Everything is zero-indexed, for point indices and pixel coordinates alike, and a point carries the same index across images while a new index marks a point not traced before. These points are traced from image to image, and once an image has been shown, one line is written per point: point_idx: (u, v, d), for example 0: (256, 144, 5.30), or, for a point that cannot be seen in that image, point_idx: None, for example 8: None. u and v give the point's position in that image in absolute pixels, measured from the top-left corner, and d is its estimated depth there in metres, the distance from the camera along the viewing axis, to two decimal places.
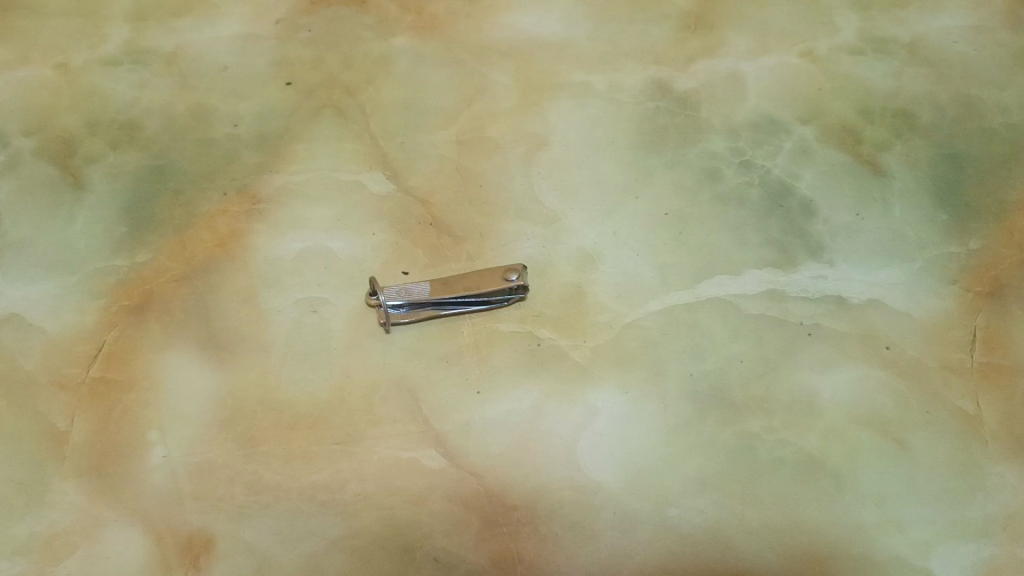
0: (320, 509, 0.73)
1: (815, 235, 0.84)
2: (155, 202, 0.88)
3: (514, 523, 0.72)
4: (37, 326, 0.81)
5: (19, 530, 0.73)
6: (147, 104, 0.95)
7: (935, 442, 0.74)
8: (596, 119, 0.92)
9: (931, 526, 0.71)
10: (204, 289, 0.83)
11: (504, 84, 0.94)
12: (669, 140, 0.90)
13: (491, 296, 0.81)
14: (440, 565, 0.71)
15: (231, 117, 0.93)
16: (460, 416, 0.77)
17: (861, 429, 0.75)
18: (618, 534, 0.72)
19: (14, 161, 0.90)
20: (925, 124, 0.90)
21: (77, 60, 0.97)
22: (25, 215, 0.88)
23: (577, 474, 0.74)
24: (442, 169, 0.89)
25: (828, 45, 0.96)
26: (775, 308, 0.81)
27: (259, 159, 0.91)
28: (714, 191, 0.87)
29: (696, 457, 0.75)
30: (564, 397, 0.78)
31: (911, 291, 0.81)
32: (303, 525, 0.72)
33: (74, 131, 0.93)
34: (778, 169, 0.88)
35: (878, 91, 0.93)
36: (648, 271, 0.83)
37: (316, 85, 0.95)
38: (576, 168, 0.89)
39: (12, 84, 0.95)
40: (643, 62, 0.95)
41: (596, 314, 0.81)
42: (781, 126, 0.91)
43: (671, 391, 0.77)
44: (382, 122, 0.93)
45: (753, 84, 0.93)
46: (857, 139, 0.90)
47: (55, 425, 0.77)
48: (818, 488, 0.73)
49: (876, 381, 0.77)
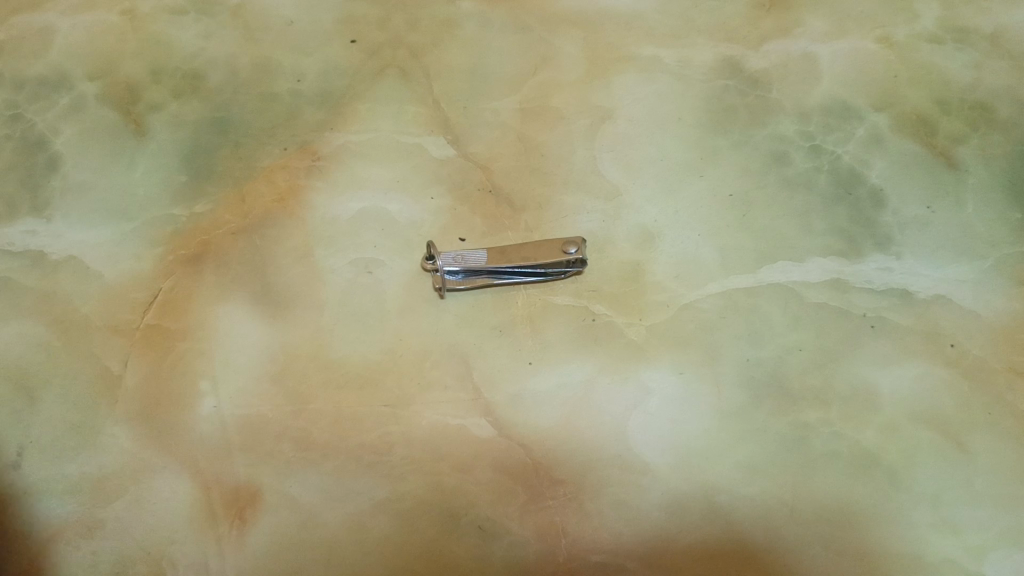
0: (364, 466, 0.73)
1: (883, 226, 0.82)
2: (215, 154, 0.88)
3: (560, 497, 0.72)
4: (95, 271, 0.82)
5: (69, 471, 0.74)
6: (211, 54, 0.94)
7: (995, 446, 0.73)
8: (664, 94, 0.90)
9: (986, 530, 0.70)
10: (260, 243, 0.83)
11: (571, 55, 0.92)
12: (737, 120, 0.88)
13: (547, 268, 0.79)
14: (484, 534, 0.71)
15: (294, 72, 0.93)
16: (510, 387, 0.76)
17: (919, 426, 0.74)
18: (665, 515, 0.71)
19: (78, 105, 0.91)
20: (1003, 118, 0.87)
21: (144, 7, 0.97)
22: (86, 159, 0.88)
23: (626, 452, 0.74)
24: (503, 137, 0.88)
25: (907, 32, 0.92)
26: (838, 298, 0.79)
27: (320, 117, 0.90)
28: (781, 176, 0.85)
29: (748, 443, 0.74)
30: (616, 374, 0.77)
31: (979, 288, 0.79)
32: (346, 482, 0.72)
33: (138, 77, 0.93)
34: (848, 156, 0.86)
35: (956, 82, 0.89)
36: (709, 252, 0.82)
37: (381, 45, 0.94)
38: (640, 144, 0.87)
39: (78, 27, 0.95)
40: (714, 39, 0.93)
41: (653, 293, 0.80)
42: (854, 112, 0.88)
43: (726, 376, 0.76)
44: (445, 86, 0.91)
45: (827, 68, 0.91)
46: (932, 130, 0.87)
47: (108, 368, 0.78)
48: (873, 484, 0.72)
49: (938, 379, 0.75)
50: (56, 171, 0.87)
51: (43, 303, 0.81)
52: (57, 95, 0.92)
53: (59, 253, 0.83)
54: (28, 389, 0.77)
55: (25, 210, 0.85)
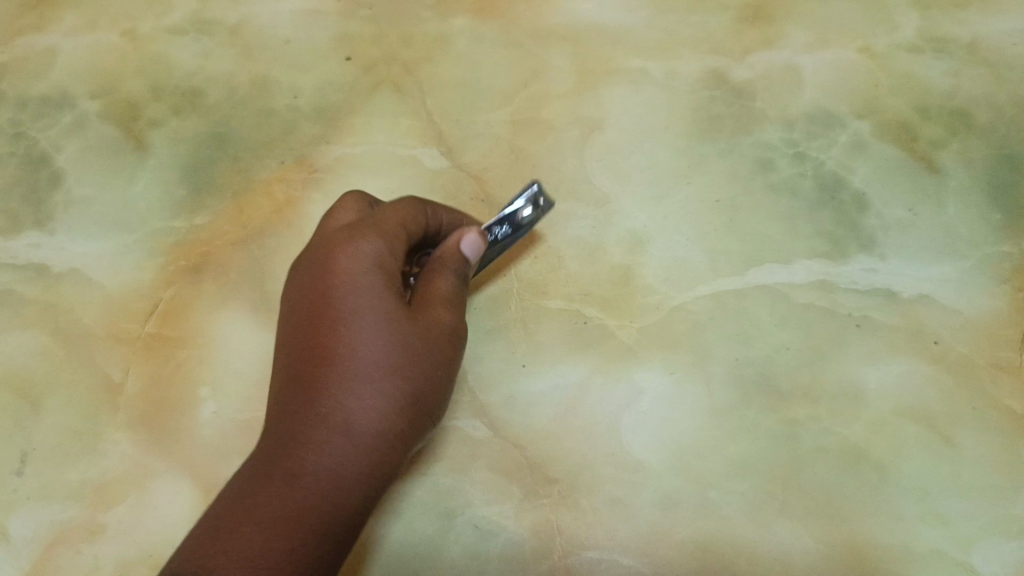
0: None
1: (868, 229, 0.84)
2: (215, 168, 0.90)
3: (555, 495, 0.74)
4: (97, 282, 0.84)
5: (72, 476, 0.75)
6: (210, 72, 0.96)
7: (981, 439, 0.74)
8: (652, 105, 0.92)
9: (972, 521, 0.71)
10: (259, 253, 0.85)
11: (561, 67, 0.94)
12: (724, 128, 0.90)
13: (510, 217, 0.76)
14: (480, 532, 0.73)
15: (291, 88, 0.95)
16: (505, 388, 0.78)
17: (906, 421, 0.75)
18: (659, 512, 0.73)
19: (80, 123, 0.93)
20: (982, 124, 0.90)
21: (144, 27, 0.99)
22: (89, 174, 0.90)
23: (619, 451, 0.75)
24: (496, 148, 0.90)
25: (888, 42, 0.95)
26: (825, 299, 0.81)
27: (317, 131, 0.92)
28: (767, 181, 0.87)
29: (739, 440, 0.75)
30: (608, 375, 0.78)
31: (961, 288, 0.81)
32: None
33: (138, 95, 0.95)
34: (832, 161, 0.88)
35: (936, 90, 0.92)
36: (698, 255, 0.83)
37: (375, 61, 0.96)
38: (629, 152, 0.89)
39: (79, 48, 0.98)
40: (700, 51, 0.95)
41: (643, 296, 0.82)
42: (837, 120, 0.90)
43: (716, 375, 0.78)
44: (439, 99, 0.93)
45: (810, 77, 0.93)
46: (913, 136, 0.89)
47: (110, 376, 0.79)
48: (862, 478, 0.73)
49: (923, 375, 0.77)
50: (60, 187, 0.89)
51: (47, 313, 0.82)
52: (60, 113, 0.94)
53: (62, 264, 0.85)
54: (32, 397, 0.78)
55: (29, 224, 0.87)
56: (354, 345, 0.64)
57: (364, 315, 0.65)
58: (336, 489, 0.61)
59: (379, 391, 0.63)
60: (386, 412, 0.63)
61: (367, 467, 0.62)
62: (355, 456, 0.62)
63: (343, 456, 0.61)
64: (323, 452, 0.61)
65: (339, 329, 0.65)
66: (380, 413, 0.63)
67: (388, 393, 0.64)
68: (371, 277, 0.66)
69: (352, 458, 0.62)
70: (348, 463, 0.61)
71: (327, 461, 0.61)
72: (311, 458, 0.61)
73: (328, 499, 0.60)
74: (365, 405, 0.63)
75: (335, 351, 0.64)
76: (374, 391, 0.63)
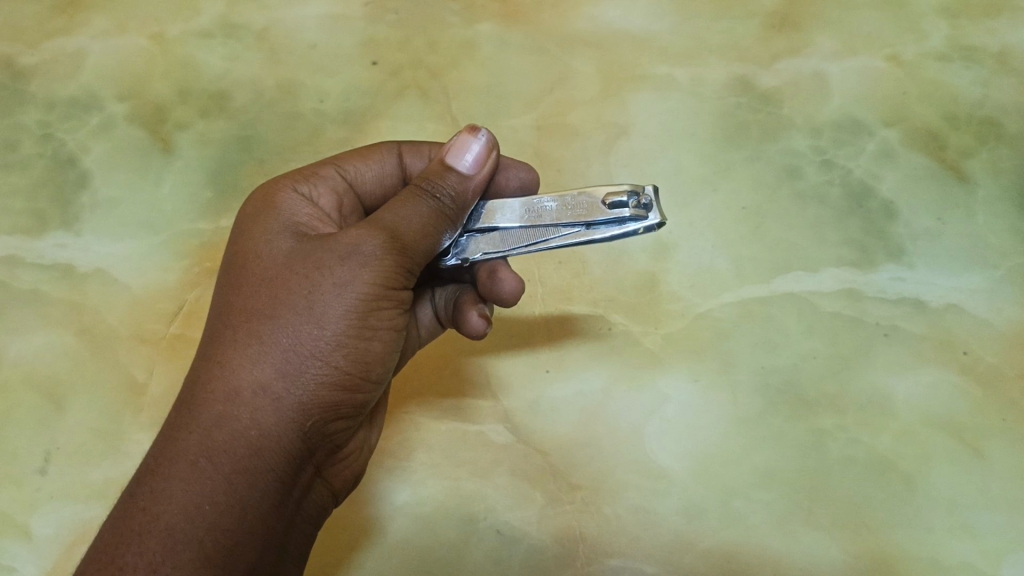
0: (353, 455, 0.66)
1: (896, 237, 0.83)
2: (240, 171, 0.90)
3: (578, 502, 0.73)
4: (123, 283, 0.84)
5: (94, 476, 0.75)
6: (236, 76, 0.96)
7: (1011, 451, 0.73)
8: (678, 111, 0.91)
9: (1002, 534, 0.70)
10: None
11: (586, 73, 0.94)
12: (750, 135, 0.90)
13: (593, 218, 0.65)
14: (503, 537, 0.72)
15: (318, 92, 0.95)
16: (528, 394, 0.78)
17: (934, 432, 0.74)
18: (683, 520, 0.72)
19: (107, 125, 0.94)
20: (1012, 132, 0.89)
21: (172, 31, 0.99)
22: (116, 176, 0.90)
23: (644, 457, 0.75)
24: (521, 153, 0.90)
25: (915, 50, 0.94)
26: (852, 307, 0.80)
27: (343, 134, 0.92)
28: (794, 189, 0.87)
29: (766, 450, 0.74)
30: (633, 382, 0.78)
31: (992, 297, 0.80)
32: (348, 479, 0.65)
33: (165, 98, 0.95)
34: (860, 170, 0.88)
35: (964, 99, 0.91)
36: (723, 263, 0.83)
37: (401, 66, 0.96)
38: (656, 159, 0.89)
39: (108, 51, 0.98)
40: (727, 58, 0.94)
41: (668, 303, 0.81)
42: (865, 128, 0.90)
43: (741, 382, 0.77)
44: (464, 105, 0.93)
45: (838, 85, 0.92)
46: (942, 144, 0.88)
47: (135, 376, 0.79)
48: (889, 489, 0.72)
49: (953, 386, 0.76)
50: (87, 188, 0.90)
51: (71, 313, 0.83)
52: (88, 115, 0.95)
53: (87, 265, 0.85)
54: (56, 396, 0.79)
55: (56, 225, 0.88)
56: (232, 306, 0.59)
57: (249, 269, 0.60)
58: (195, 476, 0.53)
59: (248, 351, 0.56)
60: (260, 371, 0.56)
61: (231, 442, 0.55)
62: (218, 431, 0.55)
63: (203, 436, 0.54)
64: (185, 436, 0.55)
65: (226, 295, 0.60)
66: (253, 375, 0.56)
67: (260, 349, 0.56)
68: (269, 224, 0.62)
69: (214, 434, 0.55)
70: (209, 443, 0.54)
71: (185, 446, 0.54)
72: (204, 438, 0.54)
73: (213, 490, 0.53)
74: (232, 371, 0.56)
75: (218, 319, 0.59)
76: (245, 352, 0.56)
